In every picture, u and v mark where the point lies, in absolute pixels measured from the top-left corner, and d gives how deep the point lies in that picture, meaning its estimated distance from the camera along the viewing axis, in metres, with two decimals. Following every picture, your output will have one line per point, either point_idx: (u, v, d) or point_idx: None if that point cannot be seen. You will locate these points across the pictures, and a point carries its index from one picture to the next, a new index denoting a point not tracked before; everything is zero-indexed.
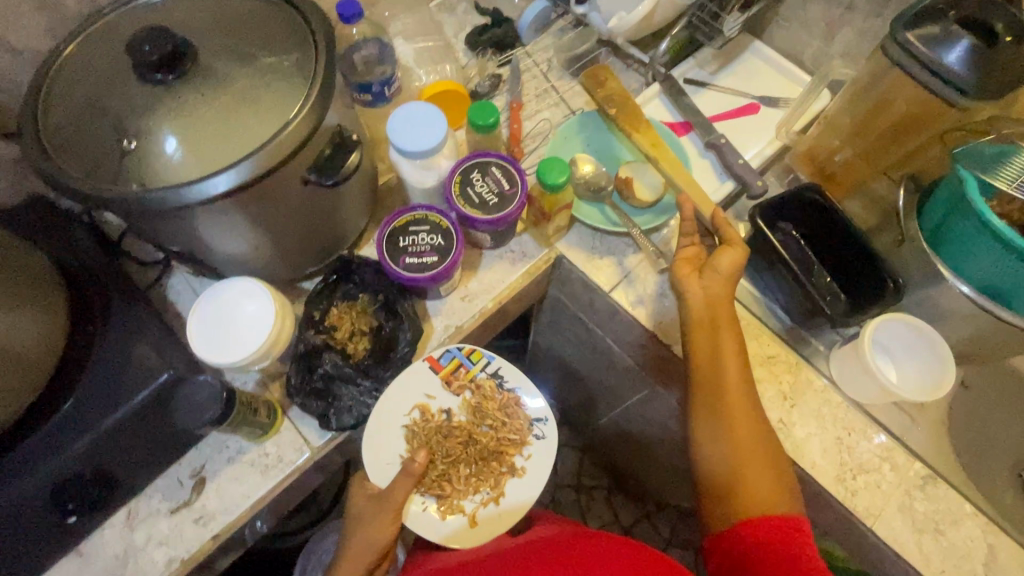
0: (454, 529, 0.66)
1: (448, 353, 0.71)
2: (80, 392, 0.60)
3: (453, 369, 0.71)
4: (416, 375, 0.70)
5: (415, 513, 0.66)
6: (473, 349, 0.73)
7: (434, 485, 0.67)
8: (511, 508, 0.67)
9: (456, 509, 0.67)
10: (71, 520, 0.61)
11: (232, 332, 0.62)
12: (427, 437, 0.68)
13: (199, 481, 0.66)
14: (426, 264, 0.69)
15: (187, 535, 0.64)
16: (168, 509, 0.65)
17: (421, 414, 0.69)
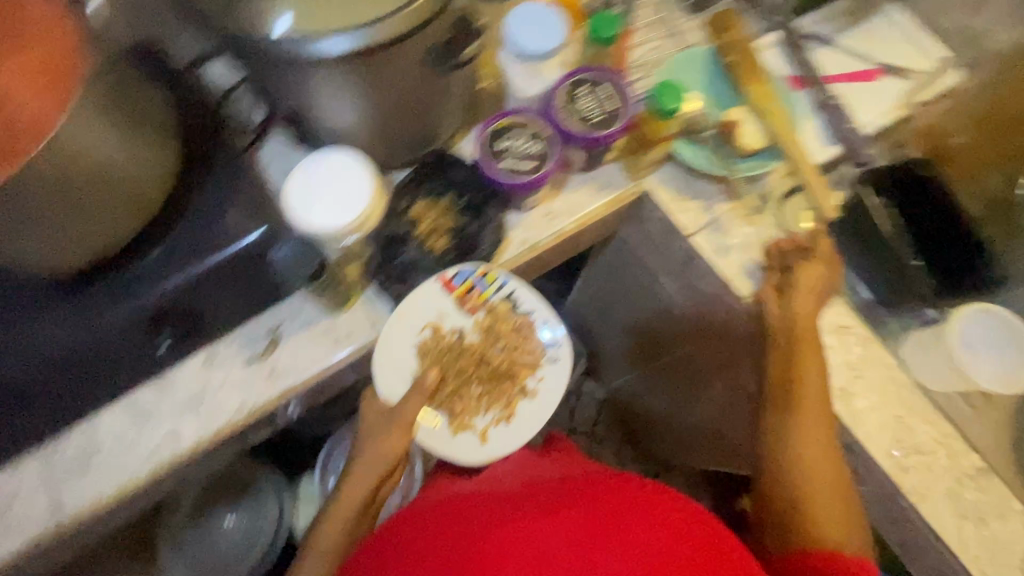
0: (466, 445, 0.69)
1: (461, 274, 0.70)
2: (178, 236, 0.65)
3: (466, 290, 0.71)
4: (429, 293, 0.70)
5: (424, 431, 0.69)
6: (488, 270, 0.72)
7: (444, 404, 0.70)
8: (520, 427, 0.70)
9: (466, 427, 0.70)
10: (163, 348, 0.67)
11: (325, 200, 0.63)
12: (438, 355, 0.70)
13: (272, 340, 0.69)
14: (521, 168, 0.68)
15: (258, 385, 0.68)
16: (243, 359, 0.69)
17: (432, 332, 0.70)
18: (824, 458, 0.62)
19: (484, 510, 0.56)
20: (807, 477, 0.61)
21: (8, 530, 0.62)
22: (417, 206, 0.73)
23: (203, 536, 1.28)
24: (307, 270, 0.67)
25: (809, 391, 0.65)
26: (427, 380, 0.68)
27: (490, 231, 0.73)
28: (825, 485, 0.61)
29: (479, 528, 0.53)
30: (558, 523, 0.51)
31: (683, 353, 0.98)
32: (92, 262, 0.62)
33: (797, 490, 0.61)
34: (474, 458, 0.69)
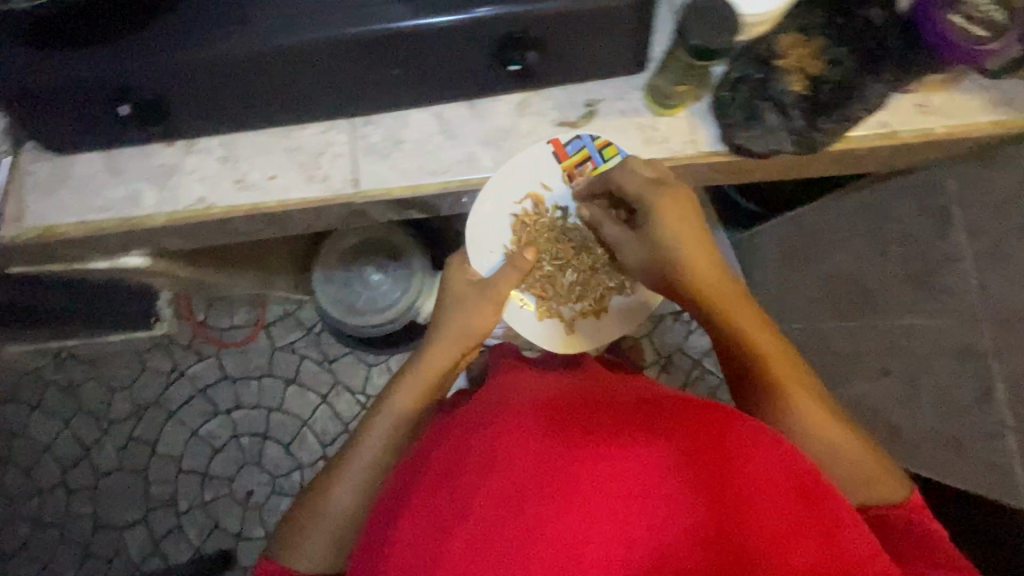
0: (551, 326, 0.76)
1: (579, 142, 0.67)
2: None
3: (580, 160, 0.68)
4: (537, 158, 0.68)
5: (513, 307, 0.76)
6: (608, 141, 0.67)
7: (536, 285, 0.76)
8: (612, 318, 0.78)
9: (555, 310, 0.77)
10: (513, 68, 0.61)
11: None
12: (537, 233, 0.73)
13: (591, 112, 0.67)
14: (966, 34, 0.56)
15: (562, 150, 0.67)
16: (557, 119, 0.67)
17: (534, 205, 0.72)
18: (817, 401, 0.65)
19: (517, 412, 0.58)
20: (822, 441, 0.63)
21: (311, 180, 0.66)
22: (797, 31, 0.62)
23: (351, 280, 1.40)
24: (723, 45, 0.52)
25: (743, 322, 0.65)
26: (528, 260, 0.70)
27: (874, 93, 0.62)
28: (822, 424, 0.63)
29: (514, 434, 0.54)
30: (585, 432, 0.53)
31: (909, 323, 0.91)
32: None
33: (800, 438, 0.63)
34: (560, 342, 0.77)
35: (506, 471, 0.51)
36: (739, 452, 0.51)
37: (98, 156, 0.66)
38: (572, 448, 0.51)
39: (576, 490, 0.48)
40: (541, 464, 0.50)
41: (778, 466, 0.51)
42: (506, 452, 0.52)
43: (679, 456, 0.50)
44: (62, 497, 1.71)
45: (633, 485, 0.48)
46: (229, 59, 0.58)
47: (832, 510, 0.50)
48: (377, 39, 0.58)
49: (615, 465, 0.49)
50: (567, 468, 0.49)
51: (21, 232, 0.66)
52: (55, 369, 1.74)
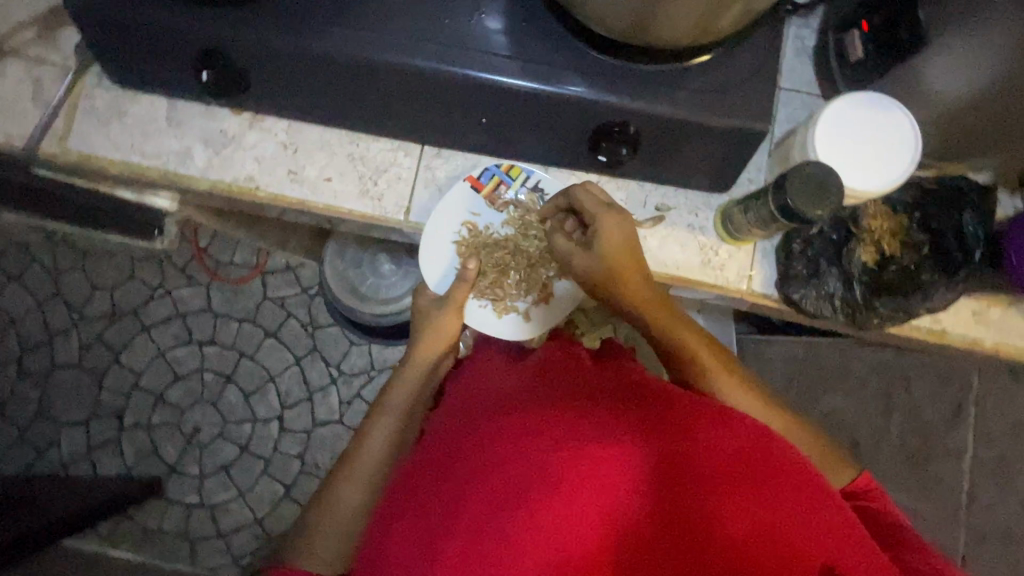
0: (510, 324, 0.70)
1: (487, 171, 0.67)
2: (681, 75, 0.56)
3: (494, 187, 0.68)
4: (456, 195, 0.67)
5: (471, 310, 0.71)
6: (512, 163, 0.68)
7: (488, 287, 0.70)
8: (558, 306, 0.71)
9: (510, 307, 0.71)
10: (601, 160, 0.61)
11: (864, 159, 0.54)
12: (477, 247, 0.69)
13: (658, 216, 0.65)
14: None
15: None
16: None
17: (470, 231, 0.68)
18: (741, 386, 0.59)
19: (470, 418, 0.54)
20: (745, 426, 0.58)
21: (364, 194, 0.65)
22: (884, 210, 0.62)
23: (361, 262, 1.37)
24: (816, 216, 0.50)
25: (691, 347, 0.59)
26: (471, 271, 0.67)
27: (941, 293, 0.59)
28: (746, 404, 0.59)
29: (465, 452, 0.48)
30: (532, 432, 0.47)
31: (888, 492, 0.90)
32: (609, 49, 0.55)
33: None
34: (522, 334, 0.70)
35: (469, 496, 0.44)
36: (692, 430, 0.46)
37: (161, 101, 0.64)
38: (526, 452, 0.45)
39: (539, 498, 0.43)
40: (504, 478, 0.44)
41: (735, 440, 0.46)
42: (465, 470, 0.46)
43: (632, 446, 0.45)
44: (12, 376, 1.68)
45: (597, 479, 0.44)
46: (326, 58, 0.55)
47: (790, 478, 0.45)
48: (477, 86, 0.56)
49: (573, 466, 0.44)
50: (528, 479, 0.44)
51: (61, 151, 0.64)
52: (45, 249, 1.71)
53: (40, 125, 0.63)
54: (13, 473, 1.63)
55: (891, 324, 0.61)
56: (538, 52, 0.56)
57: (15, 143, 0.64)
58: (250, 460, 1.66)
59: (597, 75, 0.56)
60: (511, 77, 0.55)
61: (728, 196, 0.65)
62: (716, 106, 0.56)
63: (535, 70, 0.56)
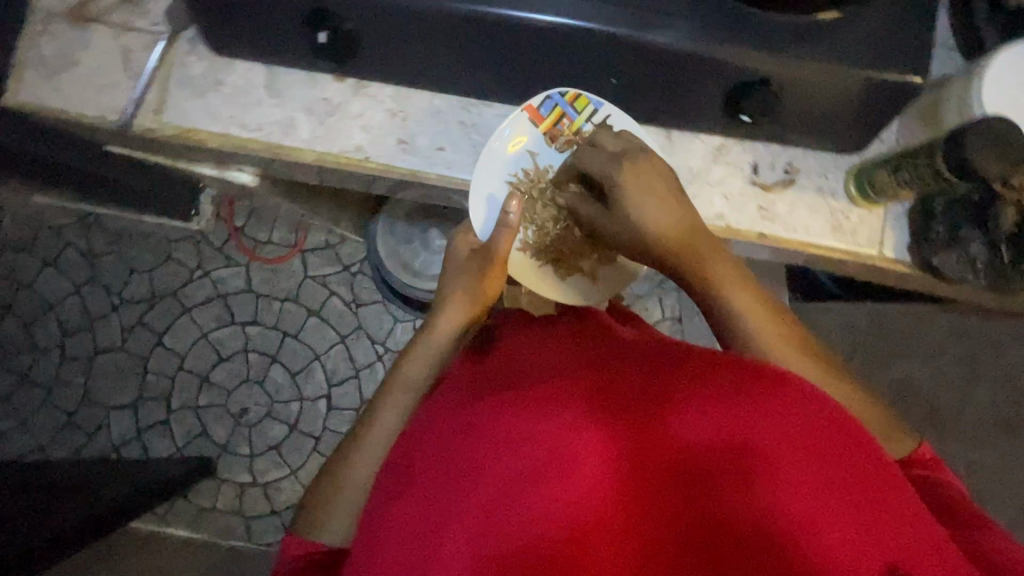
0: (576, 285, 0.68)
1: (549, 100, 0.60)
2: (830, 26, 0.53)
3: (556, 121, 0.61)
4: (515, 127, 0.61)
5: (515, 261, 0.68)
6: (579, 90, 0.60)
7: (544, 243, 0.68)
8: (626, 268, 0.69)
9: (573, 268, 0.68)
10: (743, 119, 0.58)
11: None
12: (530, 196, 0.64)
13: (787, 180, 0.63)
14: None
15: (747, 212, 0.63)
16: (750, 177, 0.63)
17: (525, 172, 0.63)
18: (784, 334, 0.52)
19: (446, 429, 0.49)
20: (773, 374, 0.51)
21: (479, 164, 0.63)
22: None
23: (412, 237, 1.34)
24: (999, 173, 0.48)
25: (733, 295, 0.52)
26: (512, 217, 0.60)
27: None
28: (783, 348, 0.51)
29: (452, 433, 0.48)
30: (513, 417, 0.45)
31: None
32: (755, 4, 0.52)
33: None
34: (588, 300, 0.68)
35: (447, 493, 0.44)
36: (670, 414, 0.43)
37: (258, 68, 0.61)
38: (499, 443, 0.44)
39: (511, 490, 0.42)
40: (478, 472, 0.43)
41: (724, 412, 0.42)
42: (446, 462, 0.46)
43: (608, 434, 0.43)
44: (55, 360, 1.67)
45: (565, 470, 0.42)
46: (448, 16, 0.51)
47: (789, 446, 0.40)
48: (608, 41, 0.53)
49: (540, 455, 0.42)
50: (503, 474, 0.43)
51: (156, 125, 0.60)
52: (80, 232, 1.68)
53: (134, 96, 0.60)
54: (65, 456, 1.64)
55: None
56: (674, 4, 0.52)
57: (108, 118, 0.60)
58: (301, 439, 1.67)
59: (737, 25, 0.52)
60: (645, 31, 0.52)
61: (858, 157, 0.63)
62: (867, 57, 0.53)
63: (673, 22, 0.52)
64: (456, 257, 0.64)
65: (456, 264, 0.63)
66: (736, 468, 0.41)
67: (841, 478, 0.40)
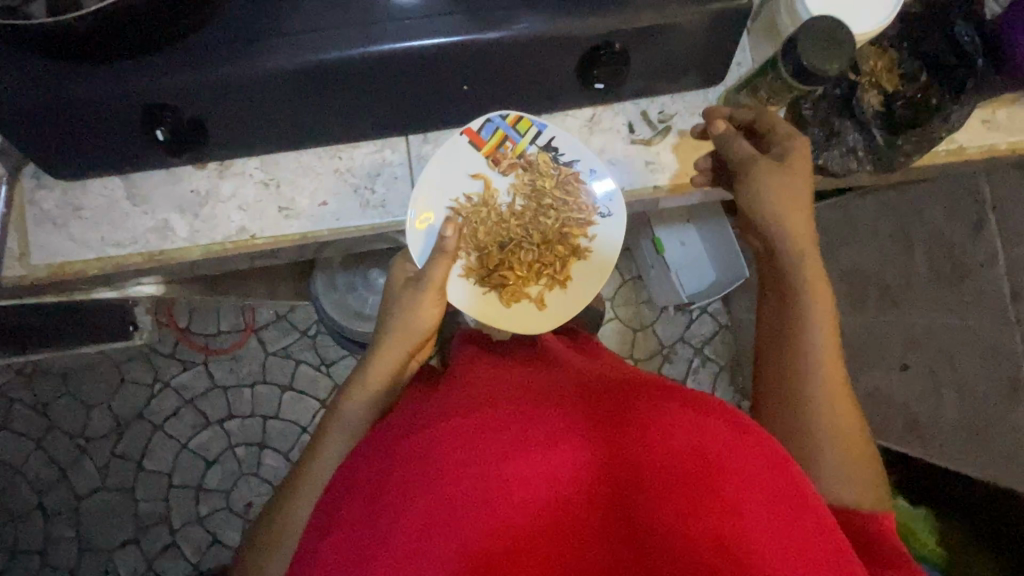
0: (521, 315, 0.66)
1: (491, 124, 0.62)
2: None
3: (497, 143, 0.63)
4: (452, 153, 0.62)
5: (454, 286, 0.65)
6: (520, 116, 0.62)
7: (487, 271, 0.66)
8: (576, 292, 0.66)
9: (520, 297, 0.66)
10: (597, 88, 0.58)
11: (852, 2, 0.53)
12: (473, 221, 0.64)
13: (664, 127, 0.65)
14: None
15: (637, 170, 0.65)
16: (629, 137, 0.65)
17: (466, 198, 0.64)
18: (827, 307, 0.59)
19: (404, 442, 0.48)
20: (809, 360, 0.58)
21: (366, 206, 0.62)
22: (874, 51, 0.61)
23: (354, 285, 1.31)
24: (837, 67, 0.49)
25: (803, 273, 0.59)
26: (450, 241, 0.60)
27: (956, 111, 0.58)
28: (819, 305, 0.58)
29: (416, 447, 0.47)
30: (492, 438, 0.45)
31: (934, 320, 0.92)
32: None
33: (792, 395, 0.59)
34: (532, 324, 0.65)
35: (403, 498, 0.43)
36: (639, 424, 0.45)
37: (114, 181, 0.59)
38: (475, 453, 0.44)
39: (473, 505, 0.41)
40: (444, 479, 0.43)
41: (691, 437, 0.44)
42: (405, 471, 0.45)
43: (586, 457, 0.43)
44: (39, 522, 1.59)
45: (532, 493, 0.42)
46: (281, 74, 0.51)
47: (745, 472, 0.42)
48: (444, 51, 0.53)
49: (517, 475, 0.42)
50: (463, 490, 0.42)
51: (28, 270, 0.58)
52: (23, 386, 1.61)
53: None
54: None
55: (916, 156, 0.61)
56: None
57: None
58: None
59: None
60: (475, 31, 0.52)
61: (722, 87, 0.64)
62: None
63: (498, 15, 0.53)
64: (396, 291, 0.64)
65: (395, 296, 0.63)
66: (694, 473, 0.42)
67: (779, 481, 0.42)
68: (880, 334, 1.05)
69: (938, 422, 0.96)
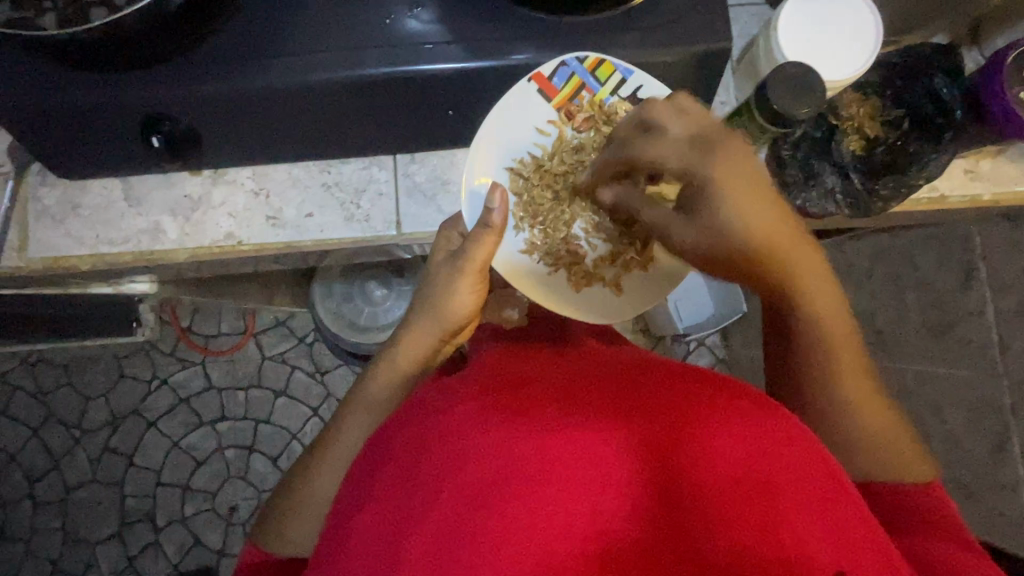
0: (594, 298, 0.64)
1: (565, 70, 0.59)
2: (624, 21, 0.57)
3: (569, 91, 0.61)
4: (524, 100, 0.61)
5: (510, 256, 0.63)
6: (601, 58, 0.58)
7: (549, 244, 0.64)
8: (658, 275, 0.64)
9: (592, 279, 0.65)
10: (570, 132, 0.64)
11: (826, 46, 0.55)
12: (536, 181, 0.63)
13: None
14: None
15: None
16: None
17: (532, 157, 0.63)
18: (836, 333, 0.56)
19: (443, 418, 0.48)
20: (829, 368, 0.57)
21: (350, 220, 0.64)
22: (856, 95, 0.62)
23: (351, 296, 1.34)
24: (806, 112, 0.50)
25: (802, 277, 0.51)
26: (495, 215, 0.57)
27: (935, 159, 0.60)
28: (820, 293, 0.53)
29: (464, 421, 0.47)
30: (542, 424, 0.45)
31: (924, 368, 0.91)
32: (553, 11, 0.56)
33: (816, 375, 0.57)
34: (606, 308, 0.64)
35: (449, 471, 0.44)
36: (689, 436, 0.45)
37: (110, 183, 0.61)
38: (519, 443, 0.44)
39: (524, 490, 0.42)
40: (494, 458, 0.44)
41: (742, 456, 0.43)
42: (454, 443, 0.45)
43: (634, 455, 0.44)
44: (30, 510, 1.61)
45: (581, 492, 0.42)
46: (273, 91, 0.54)
47: (794, 498, 0.42)
48: (432, 78, 0.56)
49: (567, 466, 0.43)
50: (504, 478, 0.43)
51: (24, 262, 0.60)
52: (26, 373, 1.64)
53: None
54: None
55: (895, 203, 0.62)
56: (480, 32, 0.56)
57: None
58: None
59: (546, 33, 0.57)
60: (464, 62, 0.55)
61: None
62: (667, 38, 0.56)
63: (488, 46, 0.56)
64: (438, 267, 0.62)
65: (436, 272, 0.62)
66: (741, 490, 0.42)
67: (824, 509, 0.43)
68: None
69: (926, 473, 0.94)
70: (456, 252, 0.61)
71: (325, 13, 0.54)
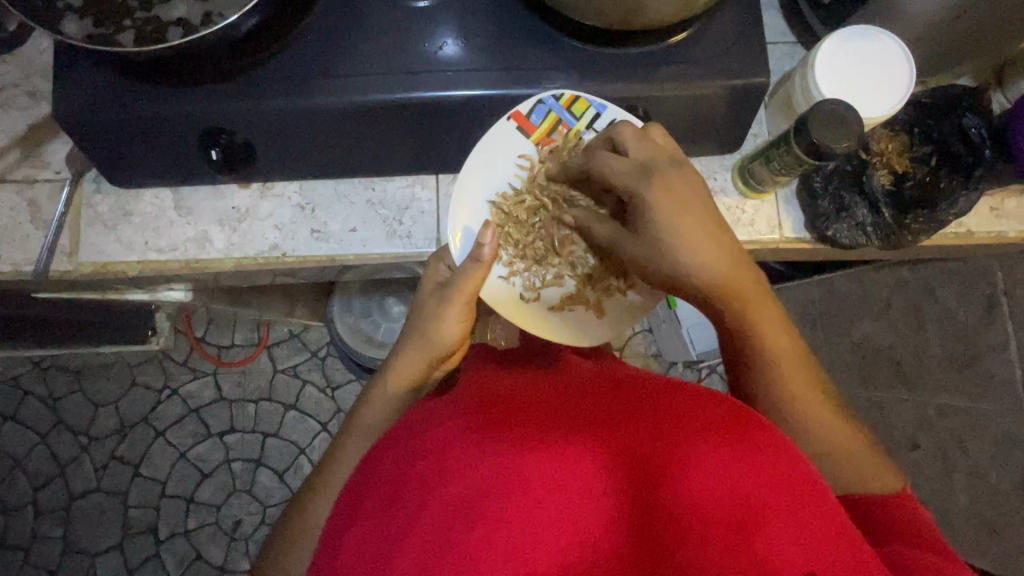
0: (579, 321, 0.66)
1: (542, 107, 0.60)
2: (670, 53, 0.58)
3: (547, 127, 0.62)
4: (501, 137, 0.63)
5: (490, 282, 0.65)
6: (575, 95, 0.60)
7: (535, 268, 0.66)
8: (635, 302, 0.66)
9: (577, 302, 0.66)
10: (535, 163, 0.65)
11: (860, 86, 0.57)
12: (514, 213, 0.64)
13: None
14: None
15: None
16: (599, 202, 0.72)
17: (512, 190, 0.64)
18: (809, 374, 0.58)
19: (417, 448, 0.46)
20: (818, 411, 0.58)
21: (393, 235, 0.66)
22: (885, 132, 0.65)
23: (368, 310, 1.35)
24: (843, 146, 0.52)
25: (731, 296, 0.54)
26: (487, 251, 0.58)
27: (965, 195, 0.60)
28: (767, 325, 0.56)
29: (438, 447, 0.45)
30: (511, 444, 0.43)
31: (947, 402, 0.90)
32: (594, 44, 0.59)
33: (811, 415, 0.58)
34: (591, 329, 0.66)
35: (421, 502, 0.41)
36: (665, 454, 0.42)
37: (163, 193, 0.64)
38: (490, 466, 0.42)
39: (490, 518, 0.39)
40: (461, 483, 0.41)
41: (725, 474, 0.40)
42: (425, 468, 0.44)
43: (605, 473, 0.41)
44: (29, 518, 1.54)
45: (556, 517, 0.39)
46: (332, 109, 0.56)
47: (781, 519, 0.39)
48: (477, 101, 0.58)
49: (536, 489, 0.40)
50: (475, 506, 0.40)
51: (75, 266, 0.62)
52: (36, 378, 1.59)
53: (46, 244, 0.62)
54: None
55: (924, 236, 0.63)
56: (529, 60, 0.58)
57: (23, 268, 0.62)
58: None
59: (586, 65, 0.59)
60: (510, 88, 0.58)
61: (738, 155, 0.68)
62: (710, 70, 0.58)
63: (532, 75, 0.58)
64: (424, 299, 0.63)
65: (423, 305, 0.62)
66: (726, 512, 0.39)
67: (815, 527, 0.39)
68: (888, 412, 1.05)
69: (949, 510, 0.93)
70: (444, 285, 0.62)
71: (381, 36, 0.57)
